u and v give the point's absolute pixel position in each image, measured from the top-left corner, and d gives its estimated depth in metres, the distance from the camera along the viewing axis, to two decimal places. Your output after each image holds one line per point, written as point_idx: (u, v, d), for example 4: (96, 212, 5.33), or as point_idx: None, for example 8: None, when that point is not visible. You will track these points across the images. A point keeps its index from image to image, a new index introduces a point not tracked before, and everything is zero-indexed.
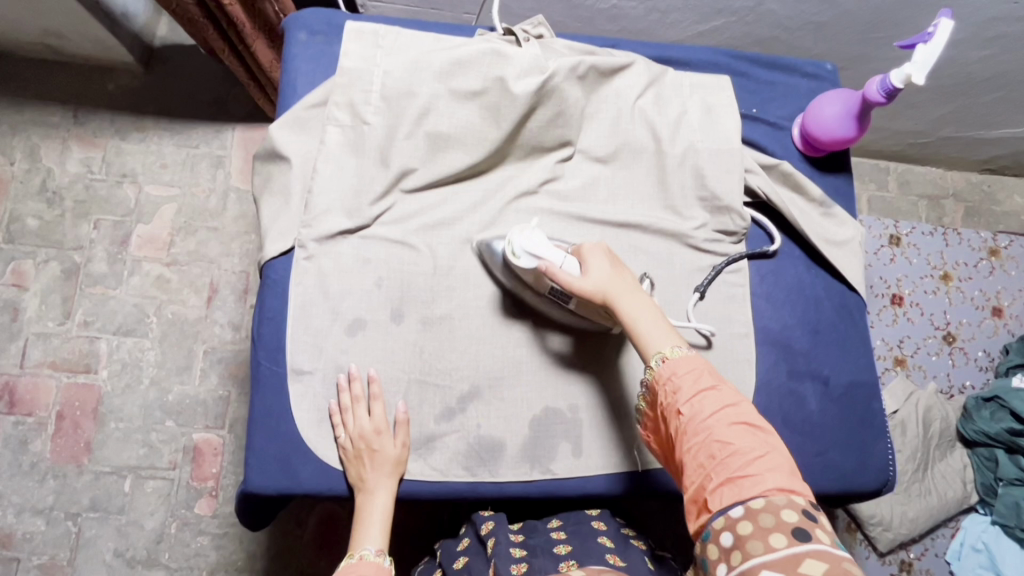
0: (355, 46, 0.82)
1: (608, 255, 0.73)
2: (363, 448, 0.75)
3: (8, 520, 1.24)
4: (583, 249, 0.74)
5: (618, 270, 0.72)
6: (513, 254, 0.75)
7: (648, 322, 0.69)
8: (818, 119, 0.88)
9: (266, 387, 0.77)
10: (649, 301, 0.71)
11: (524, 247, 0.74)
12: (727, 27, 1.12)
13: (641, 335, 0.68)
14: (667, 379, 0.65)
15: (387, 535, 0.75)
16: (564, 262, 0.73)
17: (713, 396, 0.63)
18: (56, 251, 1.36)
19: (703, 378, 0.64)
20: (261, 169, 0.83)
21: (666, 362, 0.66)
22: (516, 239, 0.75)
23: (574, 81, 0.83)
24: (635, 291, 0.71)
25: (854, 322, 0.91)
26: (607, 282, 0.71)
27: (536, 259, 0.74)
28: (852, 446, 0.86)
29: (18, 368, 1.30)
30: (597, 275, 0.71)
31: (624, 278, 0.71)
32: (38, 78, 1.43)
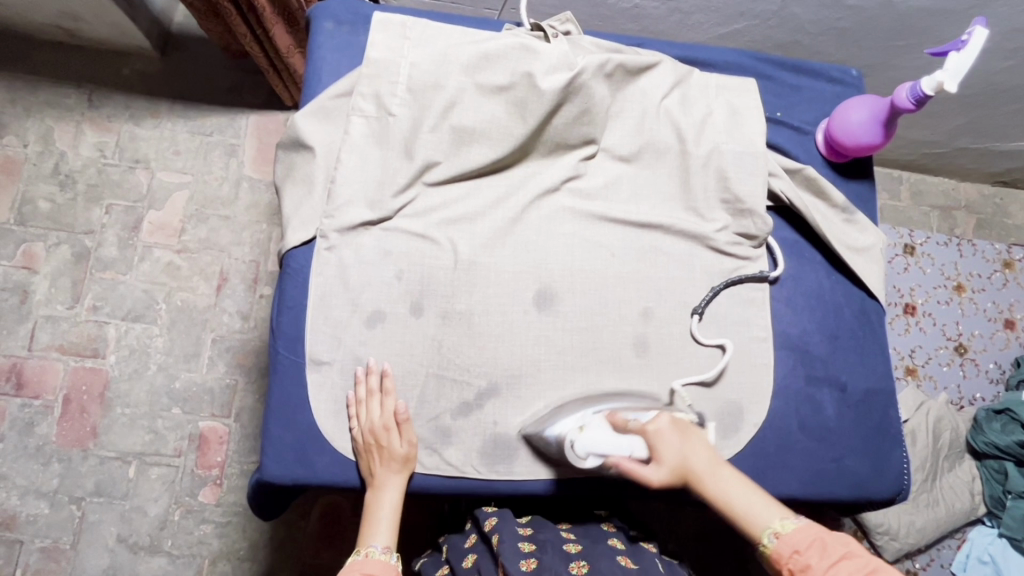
0: (382, 36, 0.81)
1: (675, 424, 0.69)
2: (374, 446, 0.74)
3: (12, 502, 1.24)
4: (645, 427, 0.69)
5: (690, 442, 0.68)
6: (576, 454, 0.68)
7: (742, 496, 0.64)
8: (844, 125, 0.87)
9: (284, 377, 0.77)
10: (733, 471, 0.66)
11: (588, 450, 0.67)
12: (748, 31, 1.12)
13: (744, 517, 0.63)
14: (789, 560, 0.58)
15: (395, 533, 0.75)
16: (633, 451, 0.67)
17: (849, 563, 0.55)
18: (67, 235, 1.36)
19: (828, 545, 0.57)
20: (283, 158, 0.83)
21: (782, 538, 0.59)
22: (578, 437, 0.68)
23: (601, 78, 0.83)
24: (719, 466, 0.66)
25: (873, 329, 0.90)
26: (686, 463, 0.66)
27: (599, 458, 0.67)
28: (868, 454, 0.86)
29: (26, 350, 1.30)
30: (671, 458, 0.66)
31: (700, 454, 0.67)
32: (55, 61, 1.43)
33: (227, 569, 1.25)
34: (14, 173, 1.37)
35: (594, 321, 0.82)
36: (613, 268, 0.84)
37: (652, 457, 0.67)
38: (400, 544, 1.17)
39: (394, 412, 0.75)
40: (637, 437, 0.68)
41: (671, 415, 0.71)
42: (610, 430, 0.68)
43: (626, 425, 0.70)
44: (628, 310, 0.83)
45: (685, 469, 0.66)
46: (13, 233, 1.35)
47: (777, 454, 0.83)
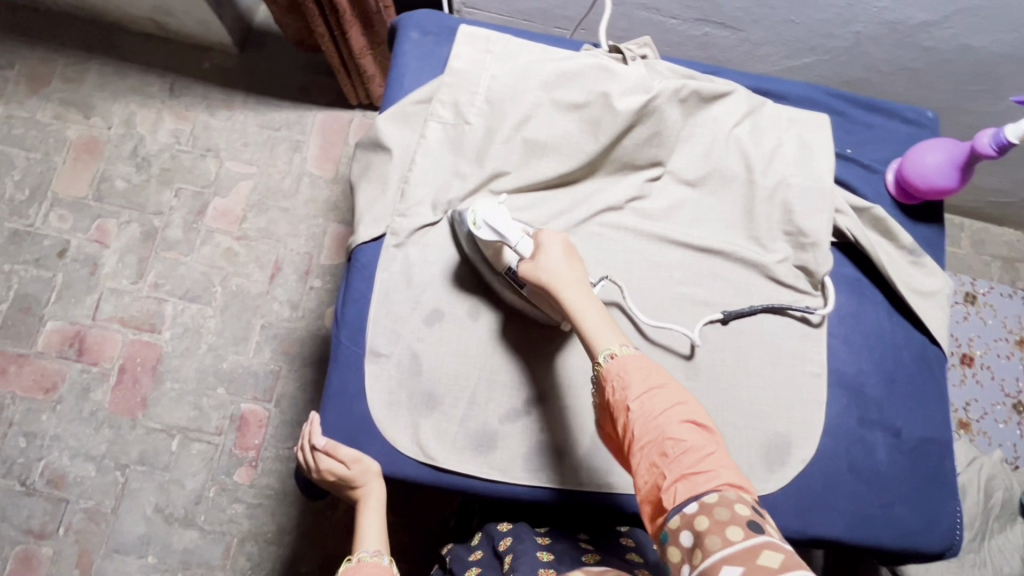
0: (466, 49, 0.85)
1: (566, 246, 0.72)
2: (333, 477, 0.79)
3: (63, 462, 1.31)
4: (541, 234, 0.73)
5: (569, 262, 0.71)
6: (474, 224, 0.76)
7: (594, 319, 0.67)
8: (918, 166, 0.86)
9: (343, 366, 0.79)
10: (596, 298, 0.69)
11: (486, 220, 0.74)
12: (818, 65, 1.13)
13: (588, 331, 0.66)
14: (615, 376, 0.62)
15: (384, 538, 0.78)
16: (517, 246, 0.73)
17: (662, 391, 0.60)
18: (138, 214, 1.44)
19: (652, 376, 0.61)
20: (360, 158, 0.87)
21: (614, 359, 0.63)
22: (481, 211, 0.75)
23: (675, 103, 0.84)
24: (583, 286, 0.69)
25: (934, 375, 0.88)
26: (557, 271, 0.70)
27: (495, 233, 0.74)
28: (920, 504, 0.83)
29: (90, 320, 1.38)
30: (547, 262, 0.70)
31: (573, 272, 0.70)
32: (144, 51, 1.53)
33: (254, 549, 1.28)
34: (96, 152, 1.47)
35: (646, 340, 0.83)
36: (669, 289, 0.84)
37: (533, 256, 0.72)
38: (420, 542, 1.17)
39: (317, 447, 0.78)
40: (528, 239, 0.73)
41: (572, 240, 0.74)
42: (511, 220, 0.75)
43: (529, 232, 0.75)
44: (682, 331, 0.83)
45: (553, 274, 0.69)
46: (90, 208, 1.43)
47: (824, 493, 0.81)
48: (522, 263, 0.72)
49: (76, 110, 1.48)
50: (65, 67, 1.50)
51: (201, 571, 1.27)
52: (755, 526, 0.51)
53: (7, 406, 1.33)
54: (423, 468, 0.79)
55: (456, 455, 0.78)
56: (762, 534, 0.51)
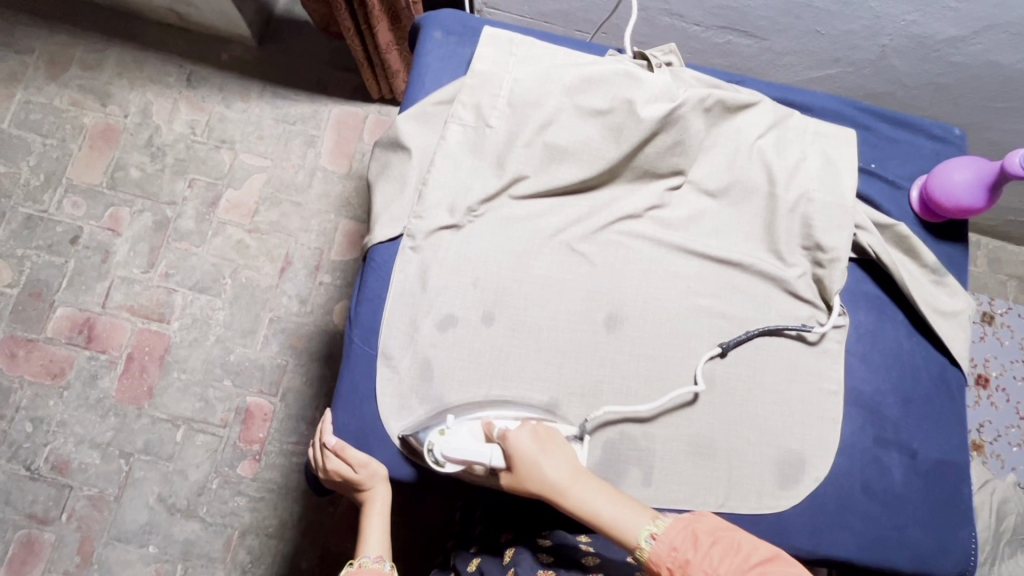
0: (489, 50, 0.84)
1: (536, 434, 0.71)
2: (341, 477, 0.79)
3: (68, 448, 1.31)
4: (506, 434, 0.71)
5: (548, 456, 0.69)
6: (436, 461, 0.73)
7: (608, 508, 0.66)
8: (944, 183, 0.85)
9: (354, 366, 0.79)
10: (594, 479, 0.69)
11: (447, 453, 0.72)
12: (841, 77, 1.12)
13: (614, 527, 0.64)
14: (665, 558, 0.59)
15: (386, 544, 0.78)
16: (491, 461, 0.71)
17: (716, 546, 0.58)
18: (151, 203, 1.44)
19: (698, 534, 0.59)
20: (379, 156, 0.86)
21: (657, 540, 0.61)
22: (437, 443, 0.73)
23: (699, 112, 0.83)
24: (580, 475, 0.68)
25: (952, 397, 0.87)
26: (544, 475, 0.68)
27: (461, 462, 0.72)
28: (934, 527, 0.82)
29: (100, 307, 1.38)
30: (541, 467, 0.68)
31: (558, 466, 0.68)
32: (162, 41, 1.53)
33: (254, 543, 1.28)
34: (112, 140, 1.47)
35: (661, 351, 0.82)
36: (686, 300, 0.83)
37: (511, 466, 0.70)
38: (423, 543, 1.17)
39: (327, 445, 0.78)
40: (497, 445, 0.71)
41: (536, 424, 0.73)
42: (469, 434, 0.73)
43: (494, 432, 0.73)
44: (697, 343, 0.82)
45: (542, 480, 0.68)
46: (104, 195, 1.44)
47: (836, 513, 0.80)
48: (506, 477, 0.71)
49: (93, 98, 1.49)
50: (83, 54, 1.50)
51: (201, 562, 1.27)
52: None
53: (15, 390, 1.33)
54: (432, 472, 0.78)
55: None
56: None
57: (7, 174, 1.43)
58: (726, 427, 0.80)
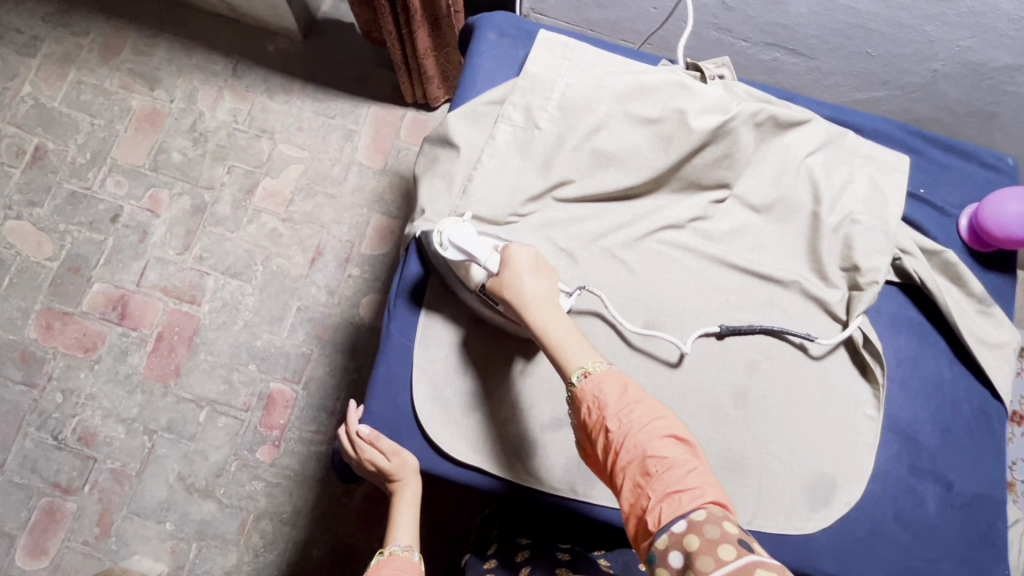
0: (543, 53, 0.85)
1: (534, 259, 0.71)
2: (373, 467, 0.79)
3: (95, 421, 1.34)
4: (508, 247, 0.72)
5: (536, 276, 0.69)
6: (440, 244, 0.74)
7: (564, 336, 0.65)
8: (997, 214, 0.83)
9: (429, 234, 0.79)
10: (562, 312, 0.68)
11: (454, 240, 0.72)
12: (889, 100, 1.11)
13: (558, 353, 0.65)
14: (588, 396, 0.60)
15: (416, 532, 0.78)
16: (486, 263, 0.71)
17: (640, 408, 0.58)
18: (190, 186, 1.47)
19: (629, 390, 0.59)
20: (426, 152, 0.87)
21: (589, 378, 0.61)
22: (448, 230, 0.73)
23: (750, 126, 0.83)
24: (554, 305, 0.68)
25: (993, 432, 0.84)
26: (523, 287, 0.68)
27: (463, 253, 0.72)
28: (967, 562, 0.80)
29: (135, 285, 1.41)
30: (523, 281, 0.68)
31: (539, 287, 0.68)
32: (212, 30, 1.56)
33: (268, 528, 1.29)
34: (157, 124, 1.50)
35: (695, 361, 0.81)
36: (723, 314, 0.83)
37: (500, 272, 0.70)
38: (433, 540, 1.17)
39: (359, 435, 0.79)
40: (497, 253, 0.72)
41: (539, 252, 0.72)
42: (478, 236, 0.73)
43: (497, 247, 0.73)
44: (733, 359, 0.82)
45: (518, 290, 0.68)
46: (145, 176, 1.47)
47: (866, 540, 0.79)
48: (491, 282, 0.71)
49: (141, 81, 1.53)
50: (135, 39, 1.55)
51: (215, 543, 1.28)
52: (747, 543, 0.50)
53: (48, 360, 1.36)
54: (463, 469, 0.79)
55: (493, 455, 0.78)
56: (749, 552, 0.49)
57: (55, 151, 1.48)
58: (759, 446, 0.80)
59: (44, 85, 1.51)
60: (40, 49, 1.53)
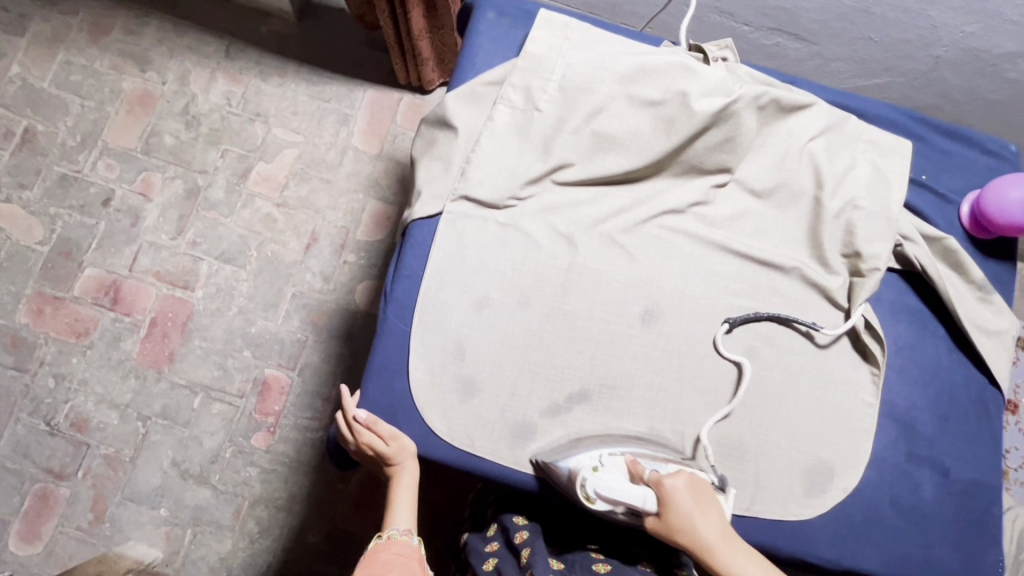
0: (543, 33, 0.83)
1: (691, 485, 0.66)
2: (371, 452, 0.78)
3: (88, 407, 1.32)
4: (661, 480, 0.66)
5: (703, 511, 0.64)
6: (586, 493, 0.68)
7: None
8: (999, 200, 0.83)
9: (548, 463, 0.73)
10: (744, 544, 0.63)
11: (600, 490, 0.67)
12: (890, 86, 1.10)
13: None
14: None
15: (415, 517, 0.77)
16: (644, 505, 0.65)
17: None
18: (183, 170, 1.45)
19: None
20: (424, 133, 0.86)
21: None
22: (592, 478, 0.68)
23: (753, 109, 0.82)
24: (734, 539, 0.64)
25: (989, 419, 0.85)
26: (699, 532, 0.63)
27: (611, 501, 0.67)
28: (962, 547, 0.81)
29: (127, 270, 1.39)
30: (698, 525, 0.63)
31: (713, 524, 0.64)
32: (204, 10, 1.53)
33: (264, 514, 1.29)
34: (148, 106, 1.48)
35: (694, 347, 0.81)
36: (723, 300, 0.82)
37: (663, 515, 0.65)
38: (429, 525, 1.17)
39: (356, 419, 0.77)
40: (650, 489, 0.66)
41: (691, 474, 0.68)
42: (621, 474, 0.68)
43: (643, 475, 0.68)
44: (732, 345, 0.81)
45: (693, 534, 0.63)
46: (137, 160, 1.45)
47: (862, 525, 0.79)
48: (653, 523, 0.65)
49: (133, 63, 1.50)
50: (126, 19, 1.51)
51: (210, 529, 1.28)
52: None
53: (40, 345, 1.35)
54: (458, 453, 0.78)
55: (491, 442, 0.77)
56: None
57: (45, 133, 1.45)
58: (757, 433, 0.79)
59: (32, 65, 1.48)
60: (28, 28, 1.50)
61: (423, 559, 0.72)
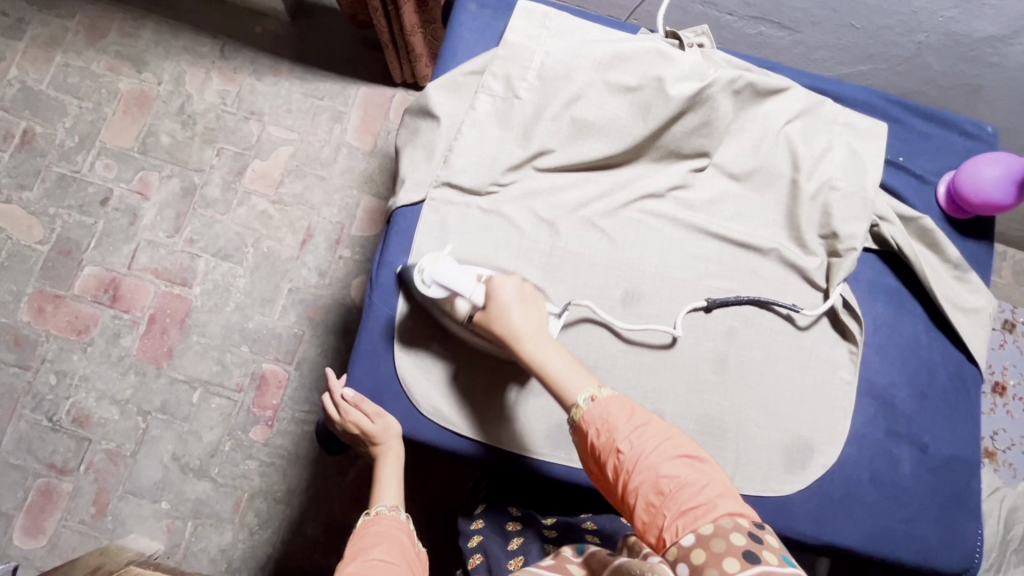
0: (523, 23, 0.85)
1: (519, 289, 0.73)
2: (357, 430, 0.80)
3: (89, 403, 1.35)
4: (492, 280, 0.73)
5: (522, 308, 0.71)
6: (422, 282, 0.74)
7: (559, 368, 0.67)
8: (973, 178, 0.84)
9: (410, 268, 0.80)
10: (555, 344, 0.70)
11: (437, 277, 0.73)
12: (873, 73, 1.11)
13: (556, 382, 0.66)
14: (597, 418, 0.61)
15: (401, 493, 0.79)
16: (470, 296, 0.73)
17: (649, 430, 0.60)
18: (179, 169, 1.47)
19: (635, 413, 0.61)
20: (408, 124, 0.87)
21: (595, 401, 0.63)
22: (428, 267, 0.74)
23: (728, 94, 0.83)
24: (546, 337, 0.70)
25: (968, 396, 0.86)
26: (512, 321, 0.70)
27: (446, 289, 0.74)
28: (941, 521, 0.82)
29: (126, 269, 1.42)
30: (513, 317, 0.70)
31: (528, 320, 0.70)
32: (198, 11, 1.55)
33: (263, 506, 1.31)
34: (145, 107, 1.50)
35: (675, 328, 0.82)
36: (702, 283, 0.84)
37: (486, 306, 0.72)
38: (424, 513, 1.18)
39: (344, 398, 0.79)
40: (480, 286, 0.73)
41: (523, 281, 0.74)
42: (459, 269, 0.74)
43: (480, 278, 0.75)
44: (712, 326, 0.83)
45: (507, 324, 0.70)
46: (134, 160, 1.47)
47: (843, 502, 0.80)
48: (479, 315, 0.72)
49: (129, 64, 1.52)
50: (122, 21, 1.54)
51: (210, 521, 1.30)
52: (758, 539, 0.50)
53: (41, 343, 1.37)
54: (443, 434, 0.80)
55: (475, 423, 0.79)
56: (756, 563, 0.48)
57: (44, 135, 1.48)
58: (737, 412, 0.81)
59: (30, 68, 1.51)
60: (26, 32, 1.53)
61: (411, 534, 0.74)
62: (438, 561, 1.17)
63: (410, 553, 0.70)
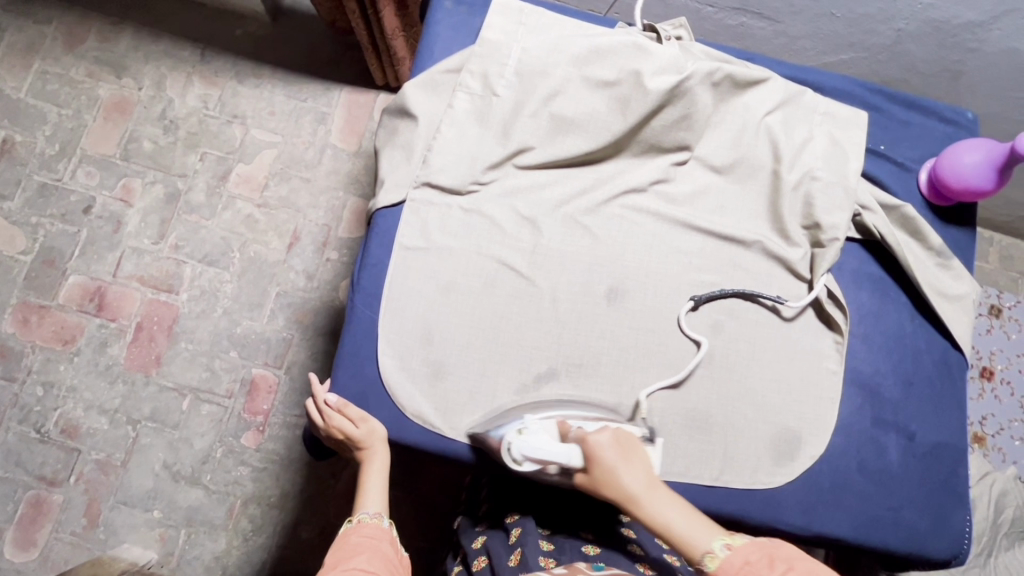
0: (499, 19, 0.84)
1: (616, 440, 0.66)
2: (341, 436, 0.79)
3: (77, 413, 1.33)
4: (585, 435, 0.67)
5: (628, 462, 0.64)
6: (513, 458, 0.71)
7: (681, 520, 0.60)
8: (954, 165, 0.84)
9: (484, 435, 0.75)
10: (671, 493, 0.63)
11: (527, 453, 0.70)
12: (855, 62, 1.11)
13: (686, 543, 0.59)
14: (740, 574, 0.55)
15: (386, 500, 0.78)
16: (569, 462, 0.67)
17: (793, 575, 0.54)
18: (162, 175, 1.45)
19: (775, 558, 0.55)
20: (387, 124, 0.87)
21: (732, 549, 0.57)
22: (516, 443, 0.71)
23: (707, 86, 0.83)
24: (661, 489, 0.63)
25: (953, 382, 0.86)
26: (623, 485, 0.63)
27: (539, 462, 0.70)
28: (930, 508, 0.82)
29: (112, 277, 1.40)
30: (623, 478, 0.63)
31: (636, 475, 0.63)
32: (176, 14, 1.53)
33: (256, 512, 1.30)
34: (125, 112, 1.48)
35: (660, 324, 0.82)
36: (687, 276, 0.84)
37: (587, 468, 0.66)
38: (417, 515, 1.18)
39: (327, 403, 0.78)
40: (574, 445, 0.67)
41: (616, 429, 0.68)
42: (546, 437, 0.70)
43: (568, 432, 0.70)
44: (697, 320, 0.82)
45: (618, 488, 0.63)
46: (117, 166, 1.45)
47: (831, 491, 0.80)
48: (581, 478, 0.67)
49: (108, 69, 1.50)
50: (100, 26, 1.52)
51: (203, 529, 1.29)
52: None
53: (27, 354, 1.36)
54: (430, 437, 0.79)
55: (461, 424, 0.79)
56: None
57: (24, 143, 1.46)
58: (723, 406, 0.81)
59: (8, 76, 1.49)
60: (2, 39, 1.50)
61: (394, 542, 0.72)
62: (433, 562, 1.16)
63: (391, 562, 0.69)
